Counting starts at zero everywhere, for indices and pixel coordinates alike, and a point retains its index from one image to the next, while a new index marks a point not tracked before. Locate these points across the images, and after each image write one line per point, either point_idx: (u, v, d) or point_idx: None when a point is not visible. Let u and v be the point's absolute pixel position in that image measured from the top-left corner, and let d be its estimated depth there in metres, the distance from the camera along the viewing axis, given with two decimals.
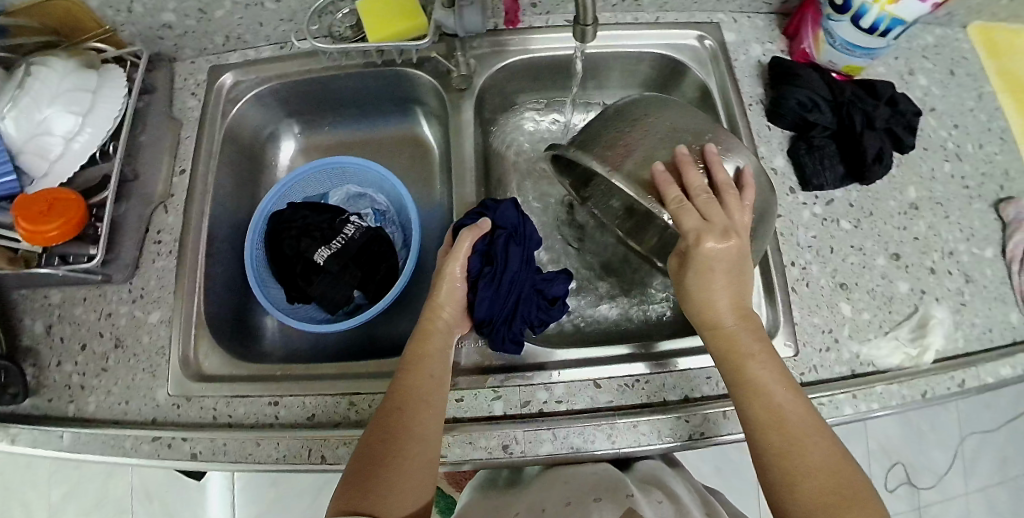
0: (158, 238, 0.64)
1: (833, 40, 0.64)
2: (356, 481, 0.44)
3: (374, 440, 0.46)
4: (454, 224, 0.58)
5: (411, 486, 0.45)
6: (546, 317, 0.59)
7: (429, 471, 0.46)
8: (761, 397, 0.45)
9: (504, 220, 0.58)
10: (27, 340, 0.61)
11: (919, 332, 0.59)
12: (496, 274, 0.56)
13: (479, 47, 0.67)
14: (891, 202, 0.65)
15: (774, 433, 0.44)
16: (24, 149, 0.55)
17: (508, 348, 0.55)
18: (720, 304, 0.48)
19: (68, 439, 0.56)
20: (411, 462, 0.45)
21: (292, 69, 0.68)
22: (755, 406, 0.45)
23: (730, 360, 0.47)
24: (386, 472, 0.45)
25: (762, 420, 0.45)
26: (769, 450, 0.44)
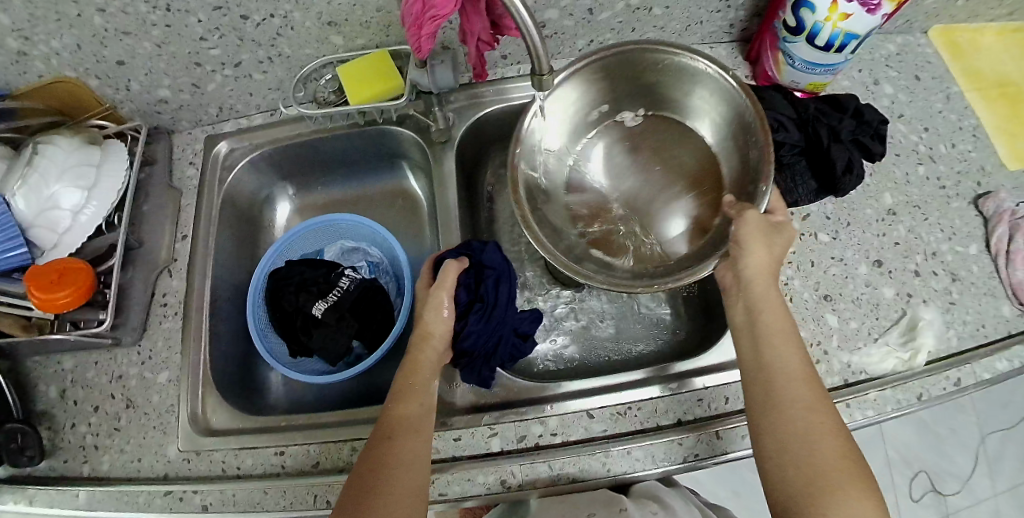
0: (164, 300, 0.67)
1: (792, 60, 0.67)
2: (351, 503, 0.46)
3: (368, 467, 0.48)
4: (437, 256, 0.61)
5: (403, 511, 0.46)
6: (519, 353, 0.61)
7: (417, 500, 0.47)
8: (791, 358, 0.49)
9: (492, 261, 0.60)
10: (42, 406, 0.63)
11: (909, 335, 0.59)
12: (487, 310, 0.59)
13: (456, 101, 0.70)
14: (868, 211, 0.66)
15: (801, 390, 0.47)
16: (34, 224, 0.59)
17: (483, 376, 0.57)
18: (766, 273, 0.52)
19: (84, 498, 0.59)
20: (402, 486, 0.47)
21: (282, 134, 0.73)
22: (780, 365, 0.49)
23: (767, 320, 0.51)
24: (376, 496, 0.46)
25: (793, 385, 0.48)
26: (792, 406, 0.47)
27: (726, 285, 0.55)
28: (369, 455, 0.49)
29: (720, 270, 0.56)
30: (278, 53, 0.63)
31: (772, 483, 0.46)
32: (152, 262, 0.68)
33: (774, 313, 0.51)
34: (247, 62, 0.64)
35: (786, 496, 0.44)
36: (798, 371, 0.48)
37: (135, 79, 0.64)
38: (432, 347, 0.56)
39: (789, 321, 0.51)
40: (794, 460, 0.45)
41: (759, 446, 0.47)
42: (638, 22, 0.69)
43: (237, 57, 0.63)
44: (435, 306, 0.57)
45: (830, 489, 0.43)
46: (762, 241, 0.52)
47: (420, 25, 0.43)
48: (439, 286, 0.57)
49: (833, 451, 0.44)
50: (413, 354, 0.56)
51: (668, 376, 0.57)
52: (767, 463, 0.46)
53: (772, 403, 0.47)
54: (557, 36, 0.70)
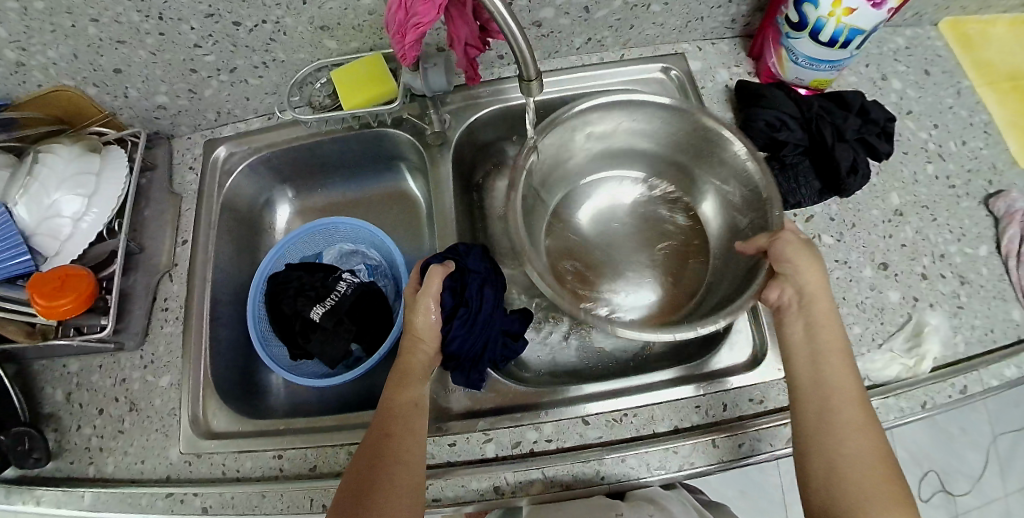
0: (165, 304, 0.68)
1: (795, 56, 0.65)
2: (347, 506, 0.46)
3: (363, 468, 0.49)
4: (421, 262, 0.60)
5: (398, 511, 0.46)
6: (509, 354, 0.61)
7: (413, 501, 0.48)
8: (844, 375, 0.49)
9: (475, 265, 0.60)
10: (48, 408, 0.65)
11: (915, 341, 0.58)
12: (471, 316, 0.59)
13: (452, 102, 0.70)
14: (874, 212, 0.64)
15: (851, 407, 0.48)
16: (37, 232, 0.60)
17: (472, 381, 0.57)
18: (818, 292, 0.52)
19: (89, 499, 0.60)
20: (397, 487, 0.47)
21: (280, 138, 0.73)
22: (834, 382, 0.49)
23: (821, 337, 0.51)
24: (372, 496, 0.47)
25: (844, 403, 0.48)
26: (843, 424, 0.47)
27: (782, 300, 0.54)
28: (361, 463, 0.49)
29: (768, 289, 0.54)
30: (272, 58, 0.63)
31: (816, 497, 0.47)
32: (153, 267, 0.69)
33: (828, 332, 0.51)
34: (242, 68, 0.64)
35: (833, 511, 0.45)
36: (851, 390, 0.49)
37: (132, 86, 0.65)
38: (419, 350, 0.56)
39: (843, 339, 0.51)
40: (845, 479, 0.46)
41: (806, 459, 0.48)
42: (636, 19, 0.68)
43: (231, 63, 0.63)
44: (423, 310, 0.57)
45: (877, 507, 0.44)
46: (814, 262, 0.52)
47: (404, 33, 0.47)
48: (426, 290, 0.56)
49: (881, 471, 0.45)
50: (402, 359, 0.56)
51: (661, 383, 0.56)
52: (810, 476, 0.47)
53: (823, 418, 0.48)
54: (553, 35, 0.68)
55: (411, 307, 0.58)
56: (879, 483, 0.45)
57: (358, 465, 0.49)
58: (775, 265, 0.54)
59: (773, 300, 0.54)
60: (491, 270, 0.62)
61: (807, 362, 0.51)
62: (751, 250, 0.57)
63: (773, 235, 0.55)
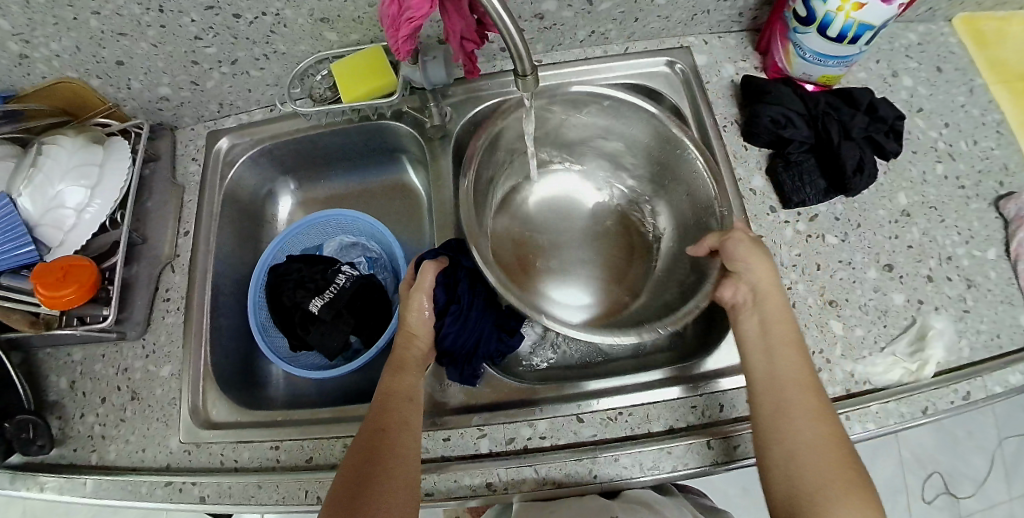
0: (167, 295, 0.68)
1: (803, 52, 0.63)
2: (344, 500, 0.46)
3: (360, 462, 0.49)
4: (416, 257, 0.60)
5: (395, 504, 0.47)
6: (506, 349, 0.60)
7: (410, 494, 0.48)
8: (798, 368, 0.49)
9: (467, 260, 0.60)
10: (53, 396, 0.66)
11: (918, 345, 0.57)
12: (462, 312, 0.59)
13: (453, 95, 0.69)
14: (880, 212, 0.63)
15: (806, 399, 0.48)
16: (41, 223, 0.61)
17: (465, 378, 0.57)
18: (769, 287, 0.53)
19: (90, 486, 0.61)
20: (394, 481, 0.48)
21: (282, 130, 0.73)
22: (788, 375, 0.49)
23: (774, 332, 0.51)
24: (370, 490, 0.47)
25: (800, 395, 0.48)
26: (800, 415, 0.47)
27: (737, 298, 0.54)
28: (357, 457, 0.49)
29: (723, 288, 0.55)
30: (273, 50, 0.63)
31: (778, 489, 0.46)
32: (156, 258, 0.69)
33: (781, 326, 0.51)
34: (243, 60, 0.64)
35: (798, 502, 0.44)
36: (806, 383, 0.49)
37: (134, 77, 0.65)
38: (413, 345, 0.56)
39: (795, 333, 0.51)
40: (801, 470, 0.45)
41: (766, 452, 0.47)
42: (641, 12, 0.67)
43: (233, 55, 0.63)
44: (415, 307, 0.57)
45: (837, 497, 0.43)
46: (765, 259, 0.53)
47: (397, 27, 0.47)
48: (418, 288, 0.57)
49: (841, 461, 0.45)
50: (397, 354, 0.56)
51: (657, 382, 0.56)
52: (770, 469, 0.47)
53: (780, 411, 0.47)
54: (556, 28, 0.68)
55: (405, 303, 0.58)
56: (839, 473, 0.44)
57: (354, 460, 0.49)
58: (728, 264, 0.54)
59: (728, 298, 0.55)
60: (488, 266, 0.61)
61: (761, 356, 0.51)
62: (701, 251, 0.57)
63: (724, 234, 0.55)
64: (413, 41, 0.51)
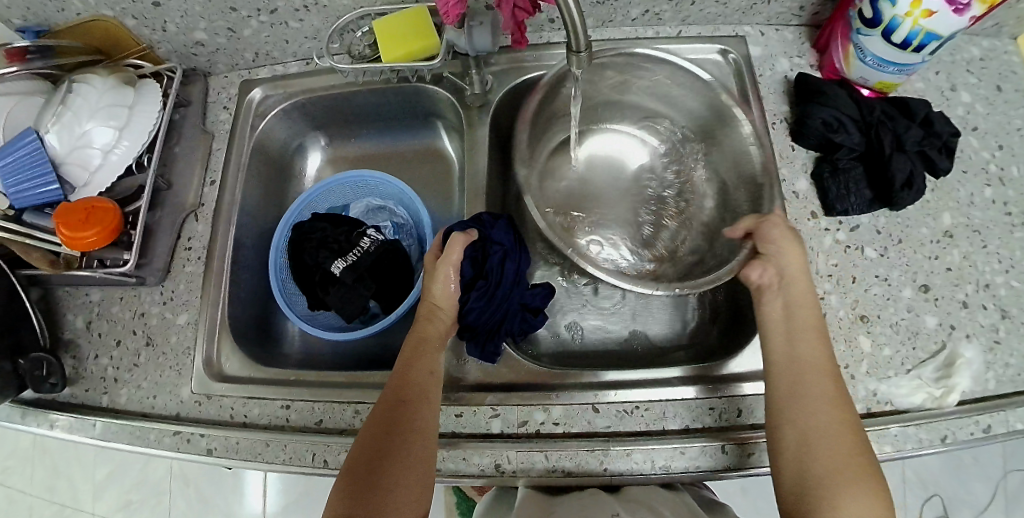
0: (188, 244, 0.68)
1: (863, 55, 0.61)
2: (360, 478, 0.46)
3: (378, 438, 0.48)
4: (444, 229, 0.59)
5: (412, 483, 0.47)
6: (529, 326, 0.61)
7: (426, 472, 0.48)
8: (818, 352, 0.49)
9: (499, 238, 0.58)
10: (69, 334, 0.66)
11: (944, 372, 0.56)
12: (489, 289, 0.58)
13: (496, 64, 0.67)
14: (923, 230, 0.62)
15: (823, 384, 0.47)
16: (67, 161, 0.60)
17: (484, 355, 0.57)
18: (794, 271, 0.52)
19: (101, 427, 0.61)
20: (410, 458, 0.47)
21: (316, 84, 0.71)
22: (810, 357, 0.49)
23: (799, 315, 0.51)
24: (388, 471, 0.46)
25: (815, 377, 0.48)
26: (815, 398, 0.47)
27: (762, 280, 0.54)
28: (376, 426, 0.49)
29: (749, 269, 0.54)
30: (314, 2, 0.61)
31: (787, 477, 0.46)
32: (179, 205, 0.68)
33: (810, 308, 0.51)
34: (283, 10, 0.62)
35: (804, 487, 0.44)
36: (824, 365, 0.49)
37: (170, 20, 0.63)
38: (437, 317, 0.56)
39: (818, 317, 0.51)
40: (814, 454, 0.45)
41: (779, 436, 0.47)
42: None
43: (273, 4, 0.61)
44: (440, 278, 0.56)
45: (848, 487, 0.43)
46: (795, 245, 0.53)
47: None
48: (444, 259, 0.56)
49: (853, 446, 0.45)
50: (421, 326, 0.55)
51: (690, 378, 0.55)
52: (780, 454, 0.46)
53: (797, 394, 0.47)
54: (609, 4, 0.65)
55: (431, 272, 0.57)
56: (850, 456, 0.44)
57: (373, 427, 0.49)
58: (760, 246, 0.55)
59: (755, 279, 0.54)
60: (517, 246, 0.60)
61: (782, 337, 0.51)
62: (736, 232, 0.58)
63: (761, 217, 0.56)
64: (462, 5, 0.51)
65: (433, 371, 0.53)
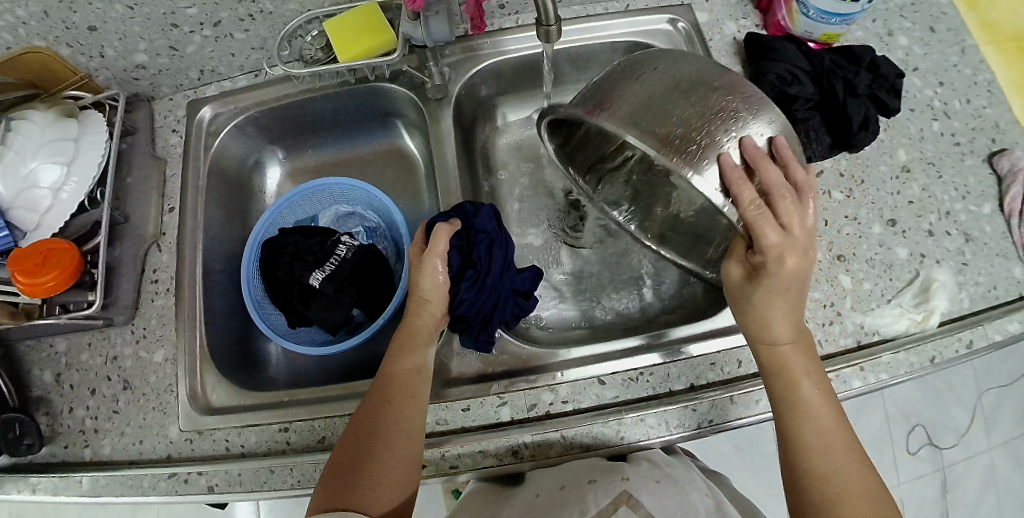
0: (154, 277, 0.64)
1: (806, 10, 0.64)
2: (346, 474, 0.46)
3: (360, 434, 0.48)
4: (426, 221, 0.59)
5: (396, 478, 0.46)
6: (521, 312, 0.60)
7: (411, 466, 0.47)
8: (804, 428, 0.46)
9: (484, 226, 0.58)
10: (37, 390, 0.62)
11: (923, 297, 0.58)
12: (479, 277, 0.57)
13: (451, 54, 0.67)
14: (882, 167, 0.65)
15: (819, 460, 0.45)
16: (14, 205, 0.56)
17: (480, 344, 0.56)
18: (775, 331, 0.47)
19: (87, 483, 0.58)
20: (396, 452, 0.47)
21: (268, 96, 0.69)
22: (798, 426, 0.46)
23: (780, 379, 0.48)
24: (376, 466, 0.46)
25: (808, 443, 0.46)
26: (809, 479, 0.45)
27: None
28: (359, 422, 0.49)
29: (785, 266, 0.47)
30: (259, 10, 0.59)
31: None
32: (140, 237, 0.65)
33: (799, 364, 0.47)
34: (227, 21, 0.60)
35: None
36: (820, 431, 0.46)
37: (108, 44, 0.60)
38: (424, 314, 0.54)
39: (813, 376, 0.47)
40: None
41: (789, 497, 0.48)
42: None
43: (216, 16, 0.59)
44: (426, 272, 0.55)
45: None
46: (760, 304, 0.47)
47: None
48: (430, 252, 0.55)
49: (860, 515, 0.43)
50: (410, 320, 0.54)
51: (694, 337, 0.56)
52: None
53: (793, 465, 0.47)
54: None
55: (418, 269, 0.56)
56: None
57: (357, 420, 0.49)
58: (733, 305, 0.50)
59: None
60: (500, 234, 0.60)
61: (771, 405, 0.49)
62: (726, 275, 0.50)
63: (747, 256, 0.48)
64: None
65: (422, 367, 0.52)
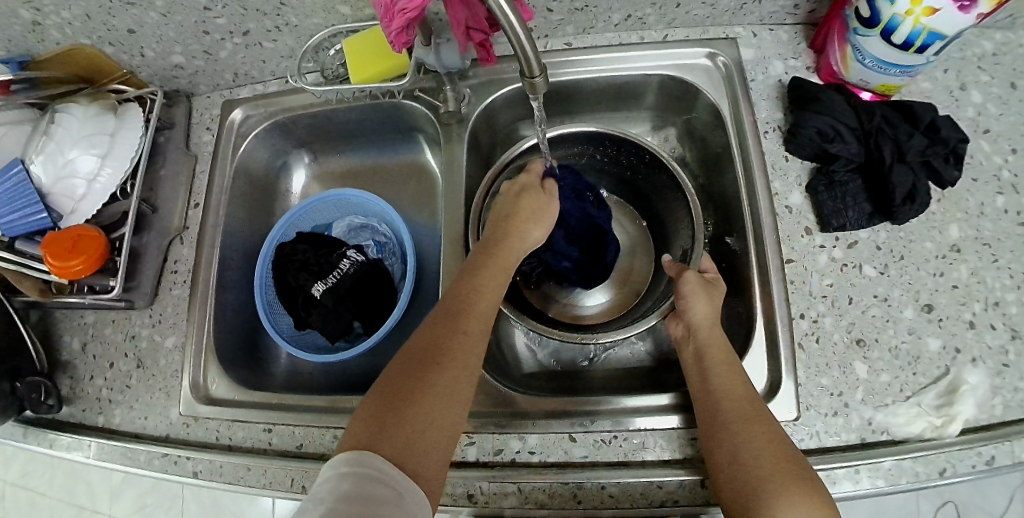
0: (175, 267, 0.69)
1: (862, 56, 0.58)
2: (383, 410, 0.41)
3: (401, 373, 0.44)
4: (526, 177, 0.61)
5: (432, 427, 0.41)
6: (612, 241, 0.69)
7: (450, 426, 0.43)
8: (733, 382, 0.48)
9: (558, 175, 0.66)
10: (66, 356, 0.68)
11: (946, 399, 0.52)
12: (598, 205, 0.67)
13: (474, 77, 0.66)
14: (927, 244, 0.58)
15: (741, 406, 0.46)
16: (53, 190, 0.61)
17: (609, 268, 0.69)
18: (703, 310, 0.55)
19: (95, 448, 0.63)
20: (437, 396, 0.43)
21: (296, 104, 0.71)
22: (722, 386, 0.48)
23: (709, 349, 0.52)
24: (411, 410, 0.41)
25: (736, 398, 0.47)
26: (737, 421, 0.45)
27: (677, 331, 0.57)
28: (405, 365, 0.45)
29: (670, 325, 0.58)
30: (285, 22, 0.61)
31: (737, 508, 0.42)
32: (164, 229, 0.69)
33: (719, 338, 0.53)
34: (255, 31, 0.62)
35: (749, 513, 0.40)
36: (742, 391, 0.48)
37: (147, 45, 0.63)
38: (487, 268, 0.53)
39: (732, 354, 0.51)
40: (746, 475, 0.42)
41: (714, 462, 0.45)
42: None
43: (244, 25, 0.61)
44: (528, 215, 0.59)
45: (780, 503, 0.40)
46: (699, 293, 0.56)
47: (391, 17, 0.46)
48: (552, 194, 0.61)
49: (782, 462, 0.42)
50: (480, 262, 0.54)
51: (672, 407, 0.54)
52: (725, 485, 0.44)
53: (715, 423, 0.46)
54: (588, 10, 0.64)
55: (526, 195, 0.59)
56: (773, 462, 0.42)
57: (398, 369, 0.45)
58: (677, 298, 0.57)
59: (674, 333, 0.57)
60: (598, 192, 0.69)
61: (698, 371, 0.51)
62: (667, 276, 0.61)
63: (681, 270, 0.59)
64: (410, 32, 0.49)
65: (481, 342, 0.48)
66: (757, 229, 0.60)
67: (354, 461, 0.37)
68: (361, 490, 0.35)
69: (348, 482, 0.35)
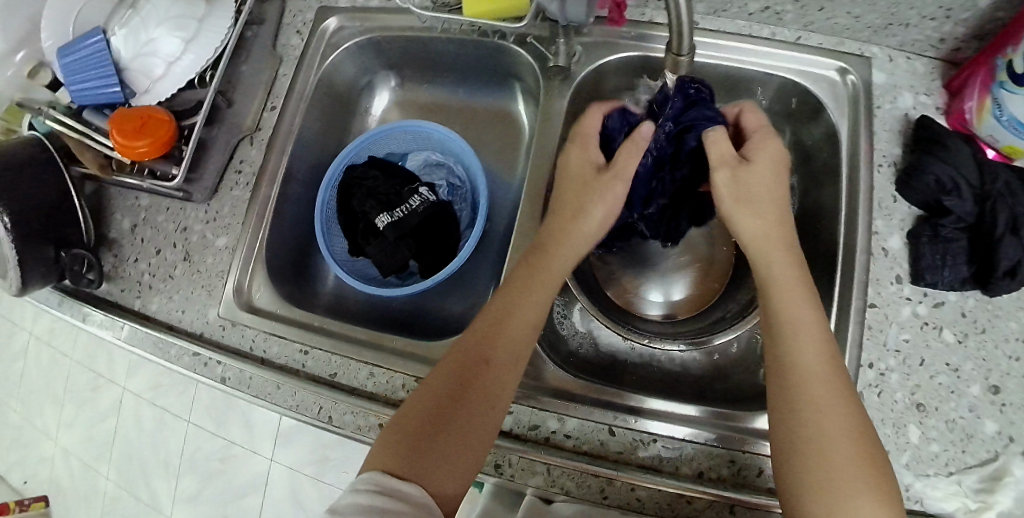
0: (239, 168, 0.67)
1: (999, 113, 0.53)
2: (411, 432, 0.44)
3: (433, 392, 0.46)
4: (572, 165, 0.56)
5: (456, 444, 0.44)
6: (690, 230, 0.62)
7: (477, 439, 0.45)
8: (812, 346, 0.45)
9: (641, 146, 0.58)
10: (114, 233, 0.67)
11: (989, 484, 0.51)
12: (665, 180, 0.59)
13: (588, 34, 0.61)
14: (1013, 324, 0.55)
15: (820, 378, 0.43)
16: (130, 67, 0.58)
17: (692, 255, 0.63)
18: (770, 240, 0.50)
19: (127, 331, 0.63)
20: (464, 415, 0.45)
21: (394, 24, 0.67)
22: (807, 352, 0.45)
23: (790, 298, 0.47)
24: (436, 434, 0.44)
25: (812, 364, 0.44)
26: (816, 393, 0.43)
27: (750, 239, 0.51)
28: (438, 382, 0.47)
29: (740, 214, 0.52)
30: None
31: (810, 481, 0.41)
32: (236, 126, 0.66)
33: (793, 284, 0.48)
34: None
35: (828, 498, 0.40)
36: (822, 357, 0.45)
37: None
38: (537, 290, 0.51)
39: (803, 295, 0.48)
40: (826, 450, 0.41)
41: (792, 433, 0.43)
42: (830, 3, 0.58)
43: None
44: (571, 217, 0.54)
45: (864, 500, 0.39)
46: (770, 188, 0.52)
47: None
48: (620, 175, 0.54)
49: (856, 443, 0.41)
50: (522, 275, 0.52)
51: (716, 425, 0.53)
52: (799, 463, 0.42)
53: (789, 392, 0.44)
54: None
55: (587, 189, 0.55)
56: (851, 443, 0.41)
57: (432, 385, 0.47)
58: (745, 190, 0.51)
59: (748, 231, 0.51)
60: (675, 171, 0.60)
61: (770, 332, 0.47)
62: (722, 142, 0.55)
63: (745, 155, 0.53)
64: None
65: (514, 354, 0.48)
66: (846, 266, 0.57)
67: (374, 481, 0.41)
68: (382, 505, 0.38)
69: (366, 496, 0.39)
